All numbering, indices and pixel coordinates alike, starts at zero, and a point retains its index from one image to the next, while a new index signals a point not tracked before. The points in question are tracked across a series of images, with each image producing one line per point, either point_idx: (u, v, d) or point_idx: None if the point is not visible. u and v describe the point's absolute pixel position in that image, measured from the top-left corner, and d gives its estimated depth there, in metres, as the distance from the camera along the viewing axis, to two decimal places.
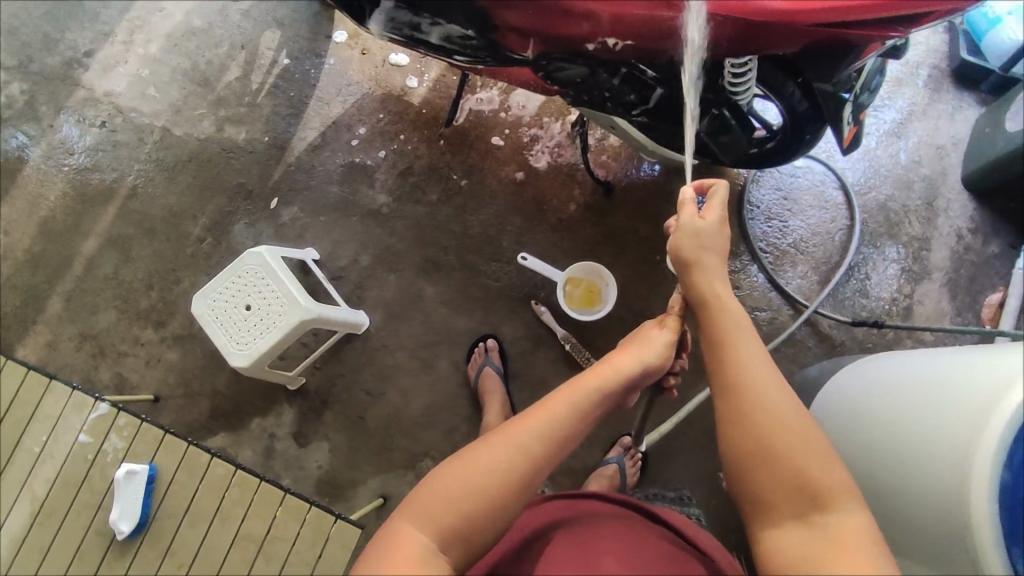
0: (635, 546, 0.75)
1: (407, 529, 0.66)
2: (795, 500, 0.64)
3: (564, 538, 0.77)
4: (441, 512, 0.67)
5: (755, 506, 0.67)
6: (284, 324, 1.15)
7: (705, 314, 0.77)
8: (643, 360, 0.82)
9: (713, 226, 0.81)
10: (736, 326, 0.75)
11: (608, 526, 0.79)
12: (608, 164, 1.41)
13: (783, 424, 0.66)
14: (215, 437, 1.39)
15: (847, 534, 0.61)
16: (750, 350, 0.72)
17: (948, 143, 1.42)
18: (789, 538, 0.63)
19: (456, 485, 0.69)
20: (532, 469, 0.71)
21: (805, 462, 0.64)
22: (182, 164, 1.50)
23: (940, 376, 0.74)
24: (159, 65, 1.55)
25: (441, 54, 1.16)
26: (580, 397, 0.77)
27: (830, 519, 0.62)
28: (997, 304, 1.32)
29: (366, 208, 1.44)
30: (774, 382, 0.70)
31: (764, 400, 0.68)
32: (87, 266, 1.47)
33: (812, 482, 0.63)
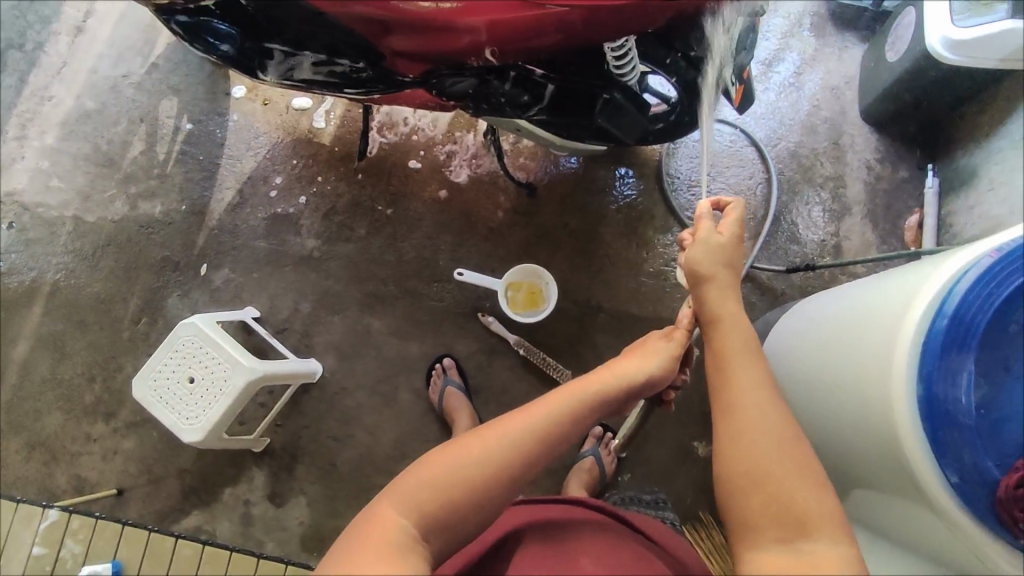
0: (613, 551, 0.73)
1: (389, 510, 0.65)
2: (778, 523, 0.60)
3: (536, 541, 0.75)
4: (427, 496, 0.66)
5: (736, 524, 0.63)
6: (231, 389, 1.13)
7: (714, 330, 0.78)
8: (649, 372, 0.85)
9: (728, 241, 0.84)
10: (743, 346, 0.75)
11: (580, 529, 0.78)
12: (527, 165, 1.43)
13: (783, 445, 0.65)
14: (189, 517, 1.34)
15: (825, 562, 0.57)
16: (749, 373, 0.72)
17: (842, 83, 1.48)
18: (766, 556, 0.60)
19: (444, 471, 0.68)
20: (522, 468, 0.71)
21: (794, 485, 0.62)
22: (102, 249, 1.46)
23: (860, 308, 0.77)
24: (58, 154, 1.51)
25: (335, 89, 1.16)
26: (584, 403, 0.78)
27: (813, 546, 0.58)
28: (917, 226, 1.39)
29: (298, 255, 1.42)
30: (772, 407, 0.68)
31: (759, 422, 0.67)
32: (22, 373, 1.41)
33: (801, 508, 0.60)
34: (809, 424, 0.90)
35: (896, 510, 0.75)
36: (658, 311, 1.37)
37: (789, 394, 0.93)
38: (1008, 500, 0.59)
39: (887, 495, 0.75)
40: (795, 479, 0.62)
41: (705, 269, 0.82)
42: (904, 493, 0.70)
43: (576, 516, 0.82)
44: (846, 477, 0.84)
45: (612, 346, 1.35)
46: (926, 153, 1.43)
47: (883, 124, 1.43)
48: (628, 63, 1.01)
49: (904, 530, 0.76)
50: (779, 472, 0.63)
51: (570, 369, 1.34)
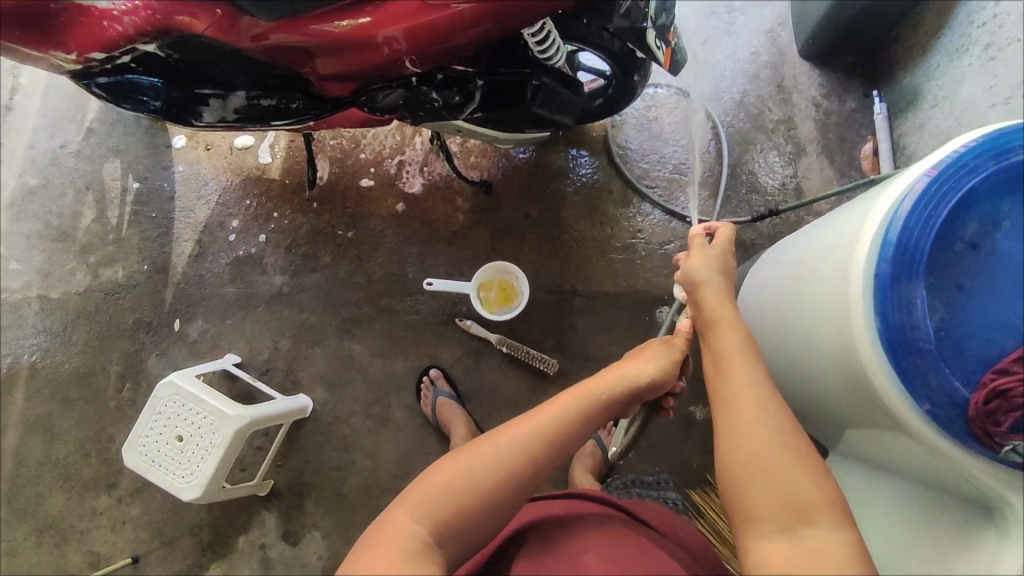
0: (619, 544, 0.74)
1: (403, 517, 0.65)
2: (780, 514, 0.61)
3: (536, 546, 0.75)
4: (440, 504, 0.66)
5: (740, 514, 0.63)
6: (221, 440, 1.13)
7: (712, 331, 0.79)
8: (653, 377, 0.85)
9: (718, 249, 0.88)
10: (744, 346, 0.76)
11: (578, 525, 0.77)
12: (478, 164, 1.42)
13: (785, 438, 0.65)
14: (208, 571, 1.34)
15: (825, 547, 0.58)
16: (748, 368, 0.73)
17: (776, 25, 1.47)
18: (769, 548, 0.60)
19: (455, 478, 0.68)
20: (530, 480, 0.71)
21: (792, 475, 0.62)
22: (72, 322, 1.45)
23: (816, 251, 0.77)
24: (11, 237, 1.49)
25: (262, 125, 1.14)
26: (593, 416, 0.78)
27: (813, 533, 0.59)
28: (872, 153, 1.39)
29: (268, 294, 1.41)
30: (773, 400, 0.69)
31: (763, 416, 0.67)
32: (16, 460, 1.40)
33: (802, 497, 0.61)
34: (786, 370, 0.90)
35: (882, 443, 0.75)
36: (633, 284, 1.36)
37: (766, 342, 0.93)
38: (980, 417, 0.60)
39: (870, 430, 0.75)
40: (797, 466, 0.63)
41: (702, 275, 0.84)
42: (883, 427, 0.70)
43: (573, 512, 0.82)
44: (831, 417, 0.84)
45: (594, 327, 1.35)
46: (869, 80, 1.42)
47: (823, 59, 1.43)
48: (552, 48, 1.00)
49: (893, 459, 0.76)
50: (778, 462, 0.63)
51: (557, 358, 1.34)
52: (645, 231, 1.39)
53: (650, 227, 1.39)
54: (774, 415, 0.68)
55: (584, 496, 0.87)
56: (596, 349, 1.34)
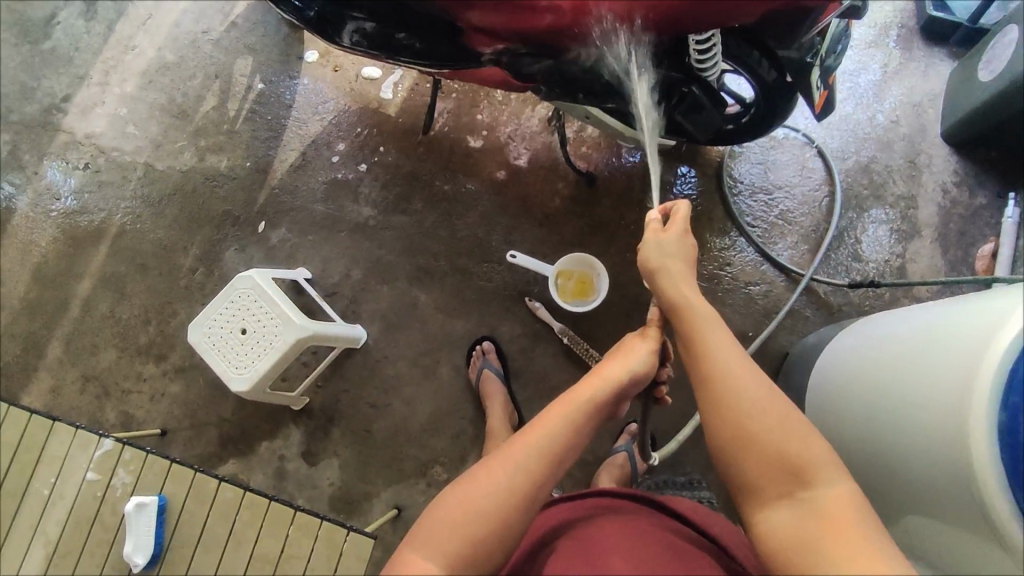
0: (642, 543, 0.69)
1: (416, 558, 0.64)
2: (779, 479, 0.62)
3: (566, 545, 0.72)
4: (446, 537, 0.64)
5: (745, 491, 0.64)
6: (280, 345, 1.15)
7: (678, 316, 0.76)
8: (634, 369, 0.79)
9: (674, 238, 0.83)
10: (706, 320, 0.74)
11: (603, 523, 0.74)
12: (588, 155, 1.42)
13: (757, 409, 0.65)
14: (226, 464, 1.39)
15: (836, 508, 0.58)
16: (721, 338, 0.72)
17: (925, 99, 1.42)
18: (779, 518, 0.61)
19: (457, 510, 0.66)
20: (538, 489, 0.69)
21: (779, 441, 0.63)
22: (169, 197, 1.51)
23: (937, 326, 0.75)
24: (136, 103, 1.56)
25: (390, 57, 1.16)
26: (574, 413, 0.74)
27: (813, 493, 0.60)
28: (989, 255, 1.33)
29: (354, 223, 1.44)
30: (748, 371, 0.68)
31: (736, 385, 0.67)
32: (83, 308, 1.47)
33: (792, 456, 0.62)
34: (858, 441, 0.86)
35: (951, 538, 0.72)
36: None
37: (844, 409, 0.90)
38: None
39: (944, 520, 0.72)
40: (777, 429, 0.63)
41: (655, 263, 0.81)
42: (964, 519, 0.68)
43: (606, 511, 0.78)
44: (900, 501, 0.81)
45: None
46: (1006, 181, 1.36)
47: (963, 146, 1.38)
48: (711, 59, 0.98)
49: (958, 560, 0.73)
50: (761, 432, 0.64)
51: None
52: (734, 266, 1.37)
53: (740, 264, 1.37)
54: (756, 386, 0.67)
55: (619, 493, 0.83)
56: None
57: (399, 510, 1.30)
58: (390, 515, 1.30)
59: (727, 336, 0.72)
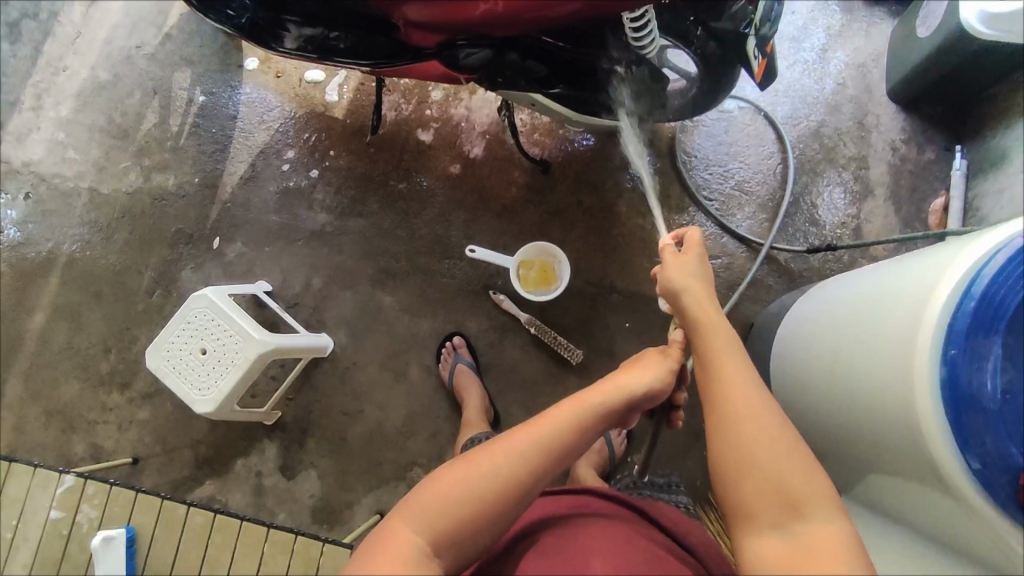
0: (625, 547, 0.69)
1: (402, 529, 0.63)
2: (774, 508, 0.60)
3: (549, 543, 0.71)
4: (438, 513, 0.64)
5: (737, 514, 0.62)
6: (242, 361, 1.13)
7: (696, 332, 0.77)
8: (650, 384, 0.78)
9: (694, 260, 0.85)
10: (726, 340, 0.74)
11: (587, 524, 0.74)
12: (541, 142, 1.41)
13: (765, 435, 0.64)
14: (202, 486, 1.36)
15: (820, 540, 0.58)
16: (737, 362, 0.71)
17: (869, 60, 1.43)
18: (767, 545, 0.60)
19: (453, 487, 0.65)
20: (535, 484, 0.68)
21: (778, 471, 0.62)
22: (117, 220, 1.47)
23: (881, 289, 0.76)
24: (73, 126, 1.51)
25: (326, 59, 1.13)
26: (585, 419, 0.72)
27: (809, 527, 0.59)
28: (942, 209, 1.35)
29: (310, 230, 1.42)
30: (755, 390, 0.68)
31: (740, 412, 0.66)
32: (40, 342, 1.43)
33: (790, 489, 0.60)
34: (819, 406, 0.88)
35: (910, 497, 0.73)
36: None
37: (803, 376, 0.91)
38: None
39: (899, 478, 0.74)
40: (778, 453, 0.63)
41: (678, 283, 0.82)
42: (918, 476, 0.69)
43: (581, 512, 0.78)
44: (859, 462, 0.82)
45: (624, 327, 1.33)
46: (953, 135, 1.38)
47: (909, 104, 1.39)
48: (647, 34, 0.97)
49: (913, 513, 0.74)
50: (763, 456, 0.63)
51: (582, 349, 1.33)
52: None
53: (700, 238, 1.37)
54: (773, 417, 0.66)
55: (596, 494, 0.83)
56: (622, 348, 1.33)
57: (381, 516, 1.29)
58: (372, 521, 1.29)
59: (742, 363, 0.71)
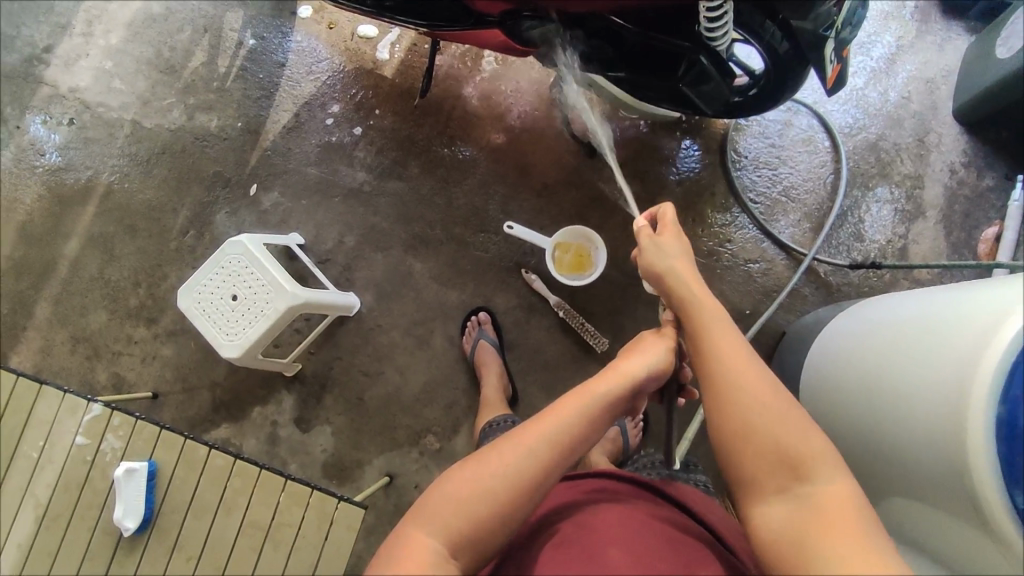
0: (642, 532, 0.70)
1: (417, 535, 0.63)
2: (776, 473, 0.62)
3: (566, 531, 0.71)
4: (449, 515, 0.64)
5: (744, 483, 0.64)
6: (271, 312, 1.14)
7: (690, 315, 0.74)
8: (648, 370, 0.76)
9: (672, 240, 0.81)
10: (717, 322, 0.72)
11: (603, 510, 0.73)
12: (590, 124, 1.38)
13: (760, 405, 0.64)
14: (218, 428, 1.38)
15: (830, 502, 0.59)
16: (732, 342, 0.69)
17: (938, 76, 1.38)
18: (776, 512, 0.61)
19: (462, 487, 0.66)
20: (546, 476, 0.67)
21: (781, 436, 0.63)
22: (158, 156, 1.46)
23: (937, 314, 0.74)
24: (121, 56, 1.50)
25: (380, 15, 1.12)
26: (588, 406, 0.71)
27: (813, 490, 0.60)
28: (993, 239, 1.31)
29: (348, 188, 1.41)
30: (747, 363, 0.68)
31: (736, 385, 0.66)
32: (72, 269, 1.45)
33: (793, 451, 0.62)
34: (850, 424, 0.87)
35: (935, 521, 0.72)
36: None
37: (838, 389, 0.90)
38: None
39: (932, 507, 0.72)
40: (780, 428, 0.63)
41: (662, 265, 0.79)
42: (950, 503, 0.68)
43: (594, 495, 0.78)
44: (883, 482, 0.82)
45: (653, 320, 1.32)
46: (1016, 163, 1.33)
47: (974, 126, 1.35)
48: (722, 28, 0.92)
49: (934, 540, 0.74)
50: (762, 425, 0.64)
51: (608, 338, 1.32)
52: (735, 243, 1.35)
53: (741, 241, 1.35)
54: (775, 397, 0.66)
55: (606, 476, 0.83)
56: None
57: (391, 478, 1.31)
58: (382, 483, 1.30)
59: (736, 336, 0.70)
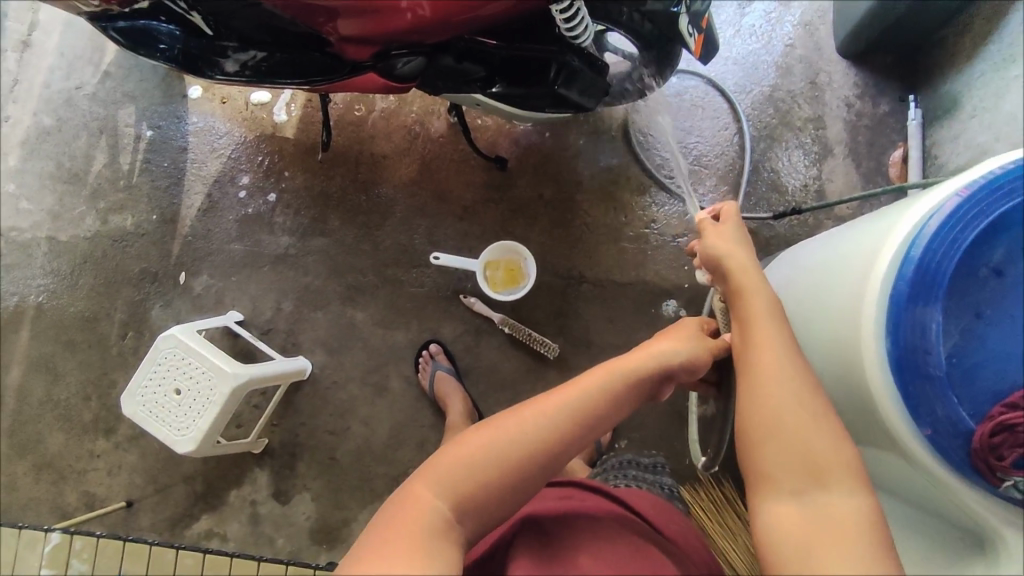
0: (613, 544, 0.70)
1: (422, 493, 0.62)
2: (796, 475, 0.61)
3: (535, 536, 0.71)
4: (457, 481, 0.63)
5: (757, 479, 0.64)
6: (218, 397, 1.13)
7: (739, 300, 0.79)
8: (686, 355, 0.81)
9: (732, 229, 0.88)
10: (769, 306, 0.76)
11: (577, 520, 0.74)
12: (495, 140, 1.39)
13: (792, 403, 0.65)
14: (198, 521, 1.36)
15: (842, 516, 0.57)
16: (778, 333, 0.73)
17: (816, 17, 1.41)
18: (784, 510, 0.60)
19: (478, 453, 0.66)
20: (565, 448, 0.69)
21: (812, 437, 0.63)
22: (80, 266, 1.45)
23: (834, 260, 0.78)
24: (23, 175, 1.49)
25: (267, 82, 1.09)
26: (618, 395, 0.74)
27: (827, 497, 0.59)
28: (901, 160, 1.35)
29: (274, 254, 1.41)
30: (790, 357, 0.70)
31: (776, 377, 0.68)
32: (19, 398, 1.43)
33: (818, 457, 0.61)
34: None
35: (882, 459, 0.76)
36: (641, 275, 1.34)
37: None
38: (983, 449, 0.61)
39: (873, 446, 0.77)
40: (817, 432, 0.63)
41: (724, 249, 0.84)
42: (880, 440, 0.72)
43: (568, 503, 0.79)
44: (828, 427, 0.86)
45: (598, 315, 1.34)
46: (906, 84, 1.37)
47: (859, 57, 1.38)
48: (580, 25, 0.93)
49: (893, 477, 0.78)
50: (794, 422, 0.64)
51: (558, 342, 1.33)
52: (659, 222, 1.36)
53: (665, 219, 1.36)
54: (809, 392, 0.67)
55: (583, 486, 0.85)
56: (598, 337, 1.33)
57: None
58: None
59: (781, 325, 0.74)
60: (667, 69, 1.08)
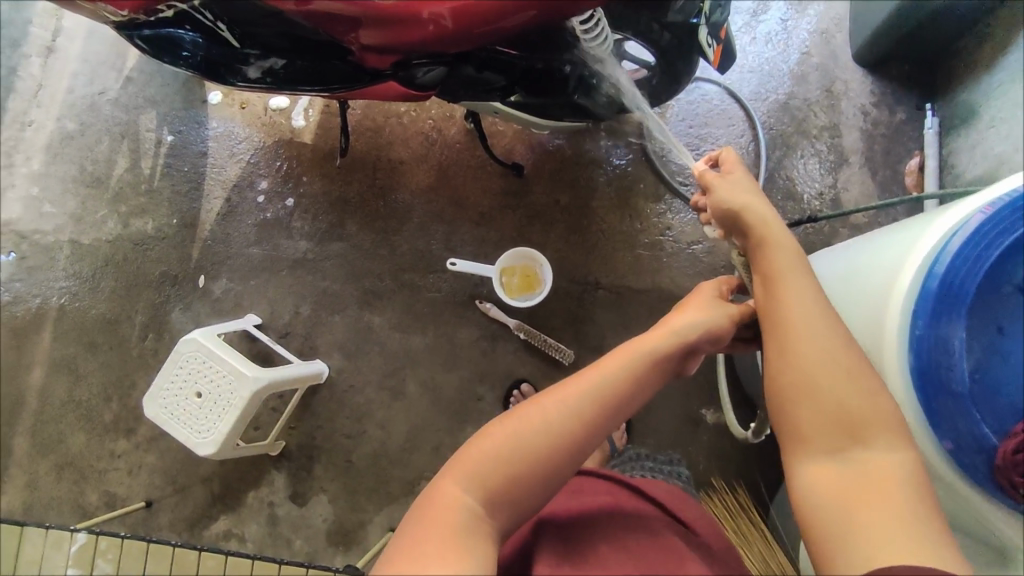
0: (632, 530, 0.71)
1: (451, 489, 0.64)
2: (831, 435, 0.63)
3: (555, 530, 0.73)
4: (486, 471, 0.65)
5: (792, 438, 0.66)
6: (238, 401, 1.15)
7: (759, 250, 0.74)
8: (706, 323, 0.77)
9: (739, 177, 0.80)
10: (790, 259, 0.72)
11: (594, 511, 0.76)
12: (511, 147, 1.41)
13: (823, 367, 0.65)
14: (217, 522, 1.38)
15: (877, 470, 0.61)
16: (803, 289, 0.70)
17: (832, 25, 1.42)
18: (826, 475, 0.63)
19: (504, 440, 0.67)
20: (587, 435, 0.69)
21: (845, 397, 0.64)
22: (101, 269, 1.47)
23: (853, 272, 0.79)
24: (46, 179, 1.51)
25: (289, 88, 1.12)
26: (635, 362, 0.73)
27: (866, 454, 0.62)
28: (917, 168, 1.34)
29: (292, 258, 1.42)
30: (818, 314, 0.68)
31: (807, 334, 0.66)
32: (41, 399, 1.45)
33: (854, 415, 0.63)
34: None
35: None
36: (656, 281, 1.35)
37: None
38: (1007, 466, 0.62)
39: None
40: (850, 390, 0.64)
41: (731, 201, 0.77)
42: None
43: (584, 497, 0.81)
44: None
45: (613, 322, 1.34)
46: (923, 93, 1.37)
47: (875, 66, 1.39)
48: (599, 34, 0.97)
49: None
50: (825, 387, 0.64)
51: (573, 348, 1.34)
52: (675, 229, 1.37)
53: (680, 226, 1.37)
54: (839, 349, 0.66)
55: (596, 478, 0.86)
56: (613, 343, 1.34)
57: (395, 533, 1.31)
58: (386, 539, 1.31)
59: (807, 283, 0.70)
60: (683, 81, 1.10)
